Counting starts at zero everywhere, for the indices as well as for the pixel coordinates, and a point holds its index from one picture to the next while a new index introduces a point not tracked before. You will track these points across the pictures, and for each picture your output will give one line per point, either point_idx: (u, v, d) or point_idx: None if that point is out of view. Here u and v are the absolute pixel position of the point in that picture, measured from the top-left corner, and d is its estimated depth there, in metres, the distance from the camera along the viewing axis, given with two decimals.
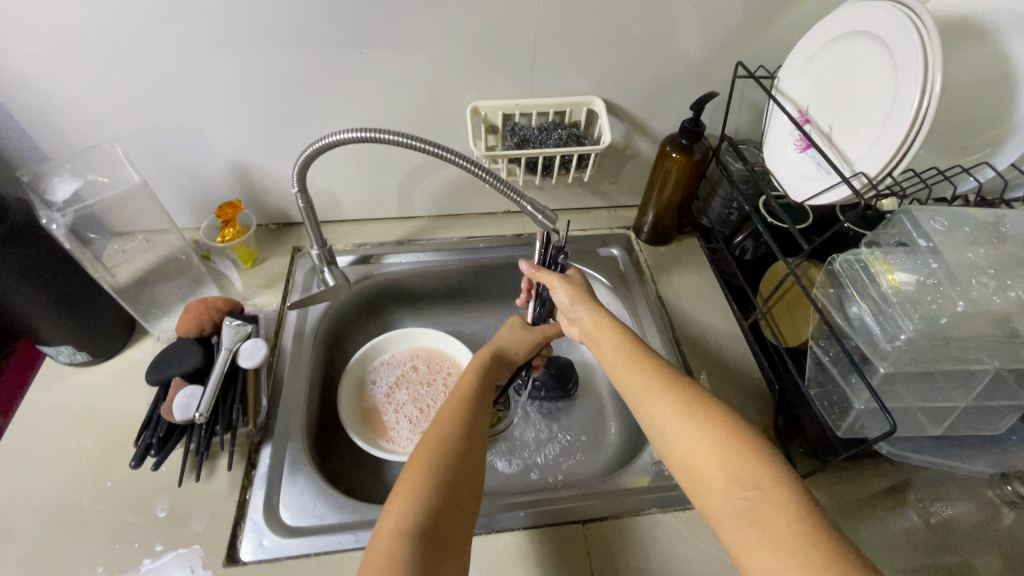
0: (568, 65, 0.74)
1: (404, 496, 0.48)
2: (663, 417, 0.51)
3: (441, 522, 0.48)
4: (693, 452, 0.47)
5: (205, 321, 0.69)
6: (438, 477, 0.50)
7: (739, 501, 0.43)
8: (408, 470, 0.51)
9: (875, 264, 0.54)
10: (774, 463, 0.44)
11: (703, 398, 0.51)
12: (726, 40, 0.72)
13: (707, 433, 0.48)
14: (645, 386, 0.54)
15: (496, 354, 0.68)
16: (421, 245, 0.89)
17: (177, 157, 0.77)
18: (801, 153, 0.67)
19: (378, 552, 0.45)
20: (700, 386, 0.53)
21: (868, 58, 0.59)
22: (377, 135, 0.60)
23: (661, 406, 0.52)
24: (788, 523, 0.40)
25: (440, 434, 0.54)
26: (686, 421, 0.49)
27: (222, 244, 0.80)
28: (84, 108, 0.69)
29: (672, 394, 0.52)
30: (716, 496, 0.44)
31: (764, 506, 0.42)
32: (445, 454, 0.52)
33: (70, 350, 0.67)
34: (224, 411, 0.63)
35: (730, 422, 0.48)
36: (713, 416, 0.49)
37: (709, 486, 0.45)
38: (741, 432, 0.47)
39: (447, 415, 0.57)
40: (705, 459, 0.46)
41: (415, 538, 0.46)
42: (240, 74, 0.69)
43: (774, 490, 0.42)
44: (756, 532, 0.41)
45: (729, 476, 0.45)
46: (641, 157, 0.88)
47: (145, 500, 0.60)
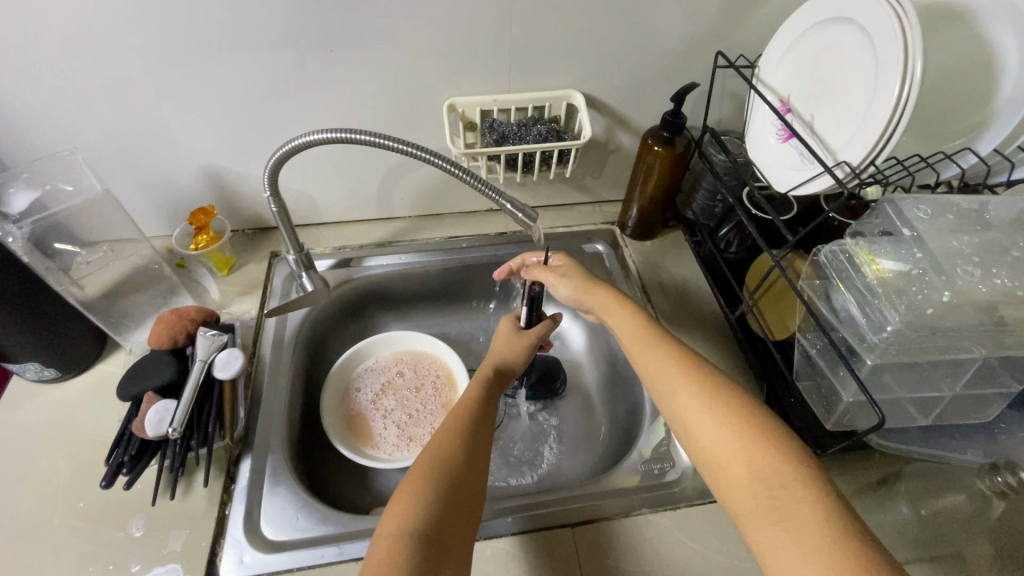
0: (546, 59, 0.72)
1: (411, 499, 0.48)
2: (684, 403, 0.50)
3: (445, 526, 0.47)
4: (717, 448, 0.46)
5: (179, 332, 0.67)
6: (447, 483, 0.50)
7: (763, 500, 0.42)
8: (415, 473, 0.50)
9: (859, 254, 0.53)
10: (798, 463, 0.43)
11: (726, 386, 0.50)
12: (705, 30, 0.71)
13: (729, 425, 0.47)
14: (663, 370, 0.54)
15: (495, 365, 0.65)
16: (402, 246, 0.87)
17: (145, 162, 0.75)
18: (783, 143, 0.66)
19: (382, 553, 0.44)
20: (723, 374, 0.52)
21: (847, 45, 0.58)
22: (349, 136, 0.59)
23: (682, 398, 0.51)
24: (812, 523, 0.39)
25: (449, 439, 0.54)
26: (707, 411, 0.48)
27: (195, 251, 0.78)
28: (43, 114, 0.66)
29: (695, 386, 0.51)
30: (737, 492, 0.44)
31: (786, 504, 0.41)
32: (455, 459, 0.52)
33: (37, 366, 0.65)
34: (199, 425, 0.61)
35: (756, 417, 0.47)
36: (737, 411, 0.48)
37: (731, 481, 0.45)
38: (763, 429, 0.46)
39: (457, 419, 0.57)
40: (727, 452, 0.46)
41: (422, 542, 0.45)
42: (206, 75, 0.67)
43: (798, 491, 0.41)
44: (778, 530, 0.40)
45: (752, 474, 0.44)
46: (624, 151, 0.86)
47: (120, 520, 0.58)
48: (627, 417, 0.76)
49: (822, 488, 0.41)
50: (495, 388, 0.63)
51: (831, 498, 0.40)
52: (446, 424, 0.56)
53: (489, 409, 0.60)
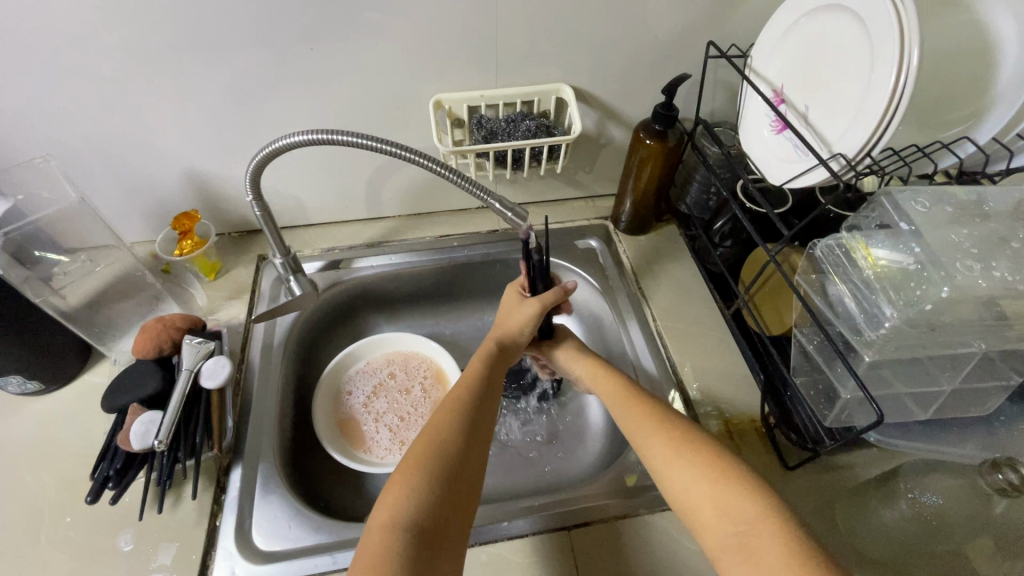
0: (534, 53, 0.70)
1: (404, 493, 0.47)
2: (656, 450, 0.52)
3: (435, 523, 0.46)
4: (688, 489, 0.48)
5: (164, 341, 0.65)
6: (443, 470, 0.49)
7: (732, 537, 0.44)
8: (408, 465, 0.49)
9: (856, 248, 0.53)
10: (764, 495, 0.45)
11: (696, 434, 0.52)
12: (697, 19, 0.69)
13: (699, 467, 0.49)
14: (637, 422, 0.56)
15: (497, 340, 0.64)
16: (392, 246, 0.86)
17: (126, 167, 0.73)
18: (777, 135, 0.64)
19: (372, 547, 0.43)
20: (693, 421, 0.55)
21: (841, 33, 0.56)
22: (330, 137, 0.57)
23: (654, 439, 0.53)
24: (776, 558, 0.41)
25: (448, 426, 0.53)
26: (676, 456, 0.50)
27: (180, 257, 0.76)
28: (15, 120, 0.64)
29: (666, 428, 0.53)
30: (709, 530, 0.46)
31: (753, 539, 0.43)
32: (452, 445, 0.51)
33: (20, 379, 0.63)
34: (186, 436, 0.60)
35: (723, 456, 0.49)
36: (708, 448, 0.50)
37: (703, 521, 0.46)
38: (730, 464, 0.48)
39: (454, 403, 0.55)
40: (697, 494, 0.47)
41: (414, 531, 0.44)
42: (183, 77, 0.65)
43: (764, 523, 0.43)
44: (747, 565, 0.42)
45: (719, 510, 0.46)
46: (615, 144, 0.85)
47: (108, 534, 0.57)
48: None
49: (788, 522, 0.43)
50: (495, 368, 0.61)
51: (797, 532, 0.42)
52: (443, 408, 0.55)
53: (491, 390, 0.59)
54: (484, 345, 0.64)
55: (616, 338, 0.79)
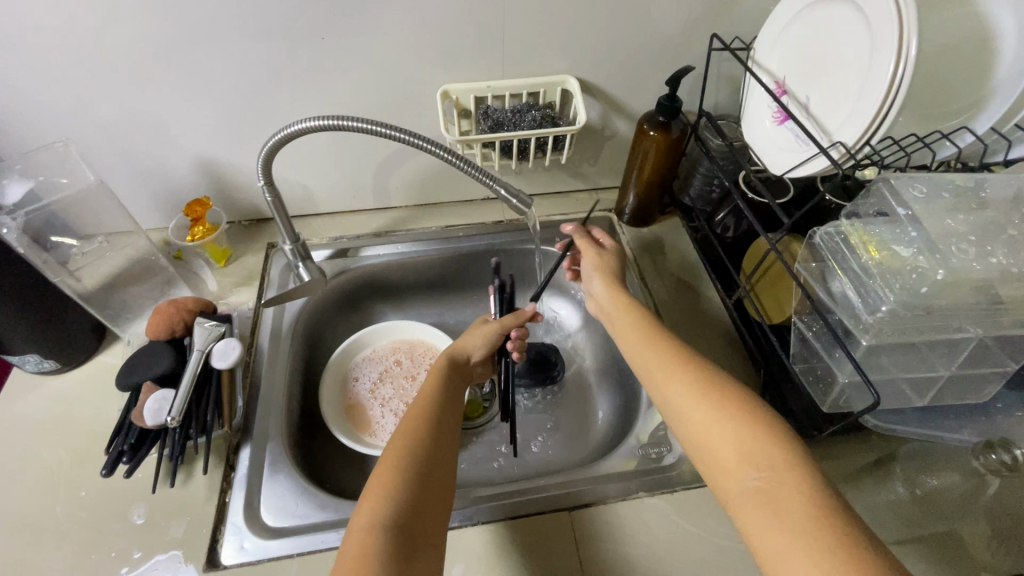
0: (541, 44, 0.72)
1: (382, 490, 0.48)
2: (680, 398, 0.53)
3: (413, 522, 0.47)
4: (708, 437, 0.49)
5: (176, 323, 0.67)
6: (414, 471, 0.50)
7: (751, 482, 0.44)
8: (385, 464, 0.51)
9: (854, 236, 0.54)
10: (785, 443, 0.46)
11: (720, 380, 0.53)
12: (701, 12, 0.70)
13: (721, 415, 0.49)
14: (660, 369, 0.57)
15: (451, 353, 0.66)
16: (398, 235, 0.87)
17: (141, 154, 0.75)
18: (779, 125, 0.65)
19: (353, 545, 0.44)
20: (715, 364, 0.55)
21: (842, 25, 0.57)
22: (340, 123, 0.58)
23: (676, 385, 0.54)
24: (797, 507, 0.41)
25: (415, 430, 0.54)
26: (702, 402, 0.51)
27: (192, 243, 0.78)
28: (35, 106, 0.66)
29: (688, 373, 0.54)
30: (729, 476, 0.46)
31: (774, 485, 0.43)
32: (422, 447, 0.52)
33: (37, 358, 0.65)
34: (198, 414, 0.62)
35: (745, 403, 0.50)
36: (728, 396, 0.51)
37: (723, 467, 0.47)
38: (751, 411, 0.49)
39: (420, 410, 0.57)
40: (720, 441, 0.48)
41: (392, 528, 0.46)
42: (197, 66, 0.66)
43: (787, 470, 0.44)
44: (765, 512, 0.42)
45: (741, 457, 0.46)
46: (620, 136, 0.86)
47: (122, 508, 0.59)
48: (626, 403, 0.76)
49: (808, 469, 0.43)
50: (456, 378, 0.63)
51: (817, 480, 0.43)
52: (411, 413, 0.57)
53: (453, 400, 0.60)
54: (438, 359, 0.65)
55: None
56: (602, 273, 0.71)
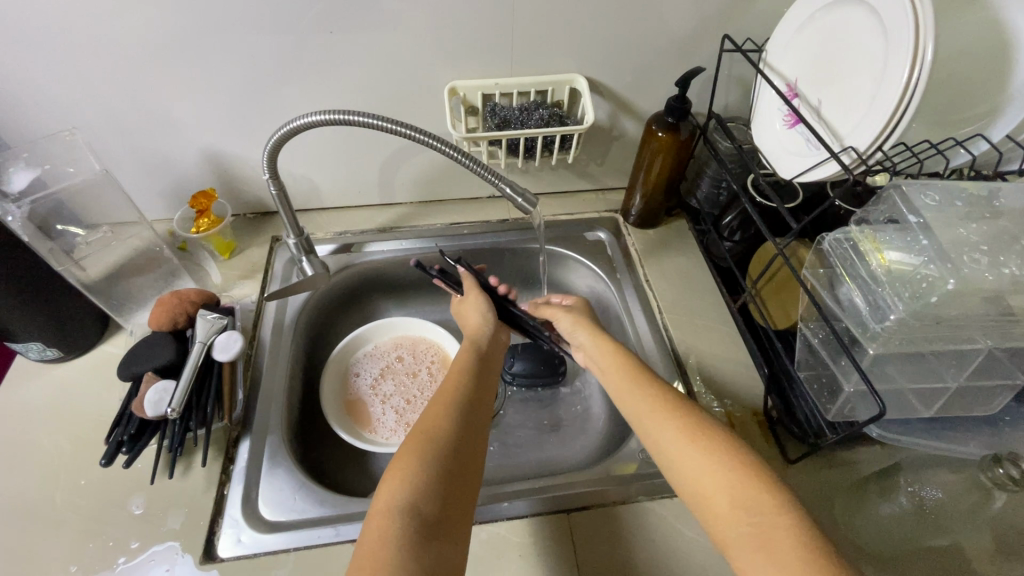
0: (550, 43, 0.71)
1: (403, 476, 0.48)
2: (671, 443, 0.52)
3: (437, 509, 0.47)
4: (701, 480, 0.49)
5: (179, 314, 0.67)
6: (439, 456, 0.50)
7: (744, 527, 0.44)
8: (406, 450, 0.50)
9: (864, 242, 0.53)
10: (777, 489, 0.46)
11: (711, 424, 0.53)
12: (714, 12, 0.70)
13: (713, 458, 0.49)
14: (650, 413, 0.56)
15: (472, 340, 0.68)
16: (403, 232, 0.87)
17: (148, 145, 0.75)
18: (790, 129, 0.65)
19: (373, 531, 0.44)
20: (700, 407, 0.55)
21: (857, 28, 0.57)
22: (347, 117, 0.58)
23: (665, 429, 0.53)
24: (792, 549, 0.41)
25: (438, 417, 0.54)
26: (691, 446, 0.51)
27: (197, 234, 0.78)
28: (45, 94, 0.66)
29: (678, 418, 0.54)
30: (721, 521, 0.46)
31: (767, 531, 0.43)
32: (446, 437, 0.52)
33: (40, 347, 0.65)
34: (198, 406, 0.62)
35: (736, 450, 0.50)
36: (719, 440, 0.51)
37: (716, 511, 0.47)
38: (742, 456, 0.49)
39: (444, 401, 0.57)
40: (712, 486, 0.48)
41: (411, 518, 0.45)
42: (205, 58, 0.66)
43: (779, 516, 0.44)
44: (761, 555, 0.42)
45: (732, 502, 0.46)
46: (628, 137, 0.85)
47: (121, 498, 0.59)
48: None
49: (799, 518, 0.43)
50: (479, 367, 0.64)
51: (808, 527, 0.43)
52: (433, 404, 0.57)
53: (479, 387, 0.61)
54: (463, 349, 0.67)
55: (620, 324, 0.80)
56: (585, 324, 0.70)
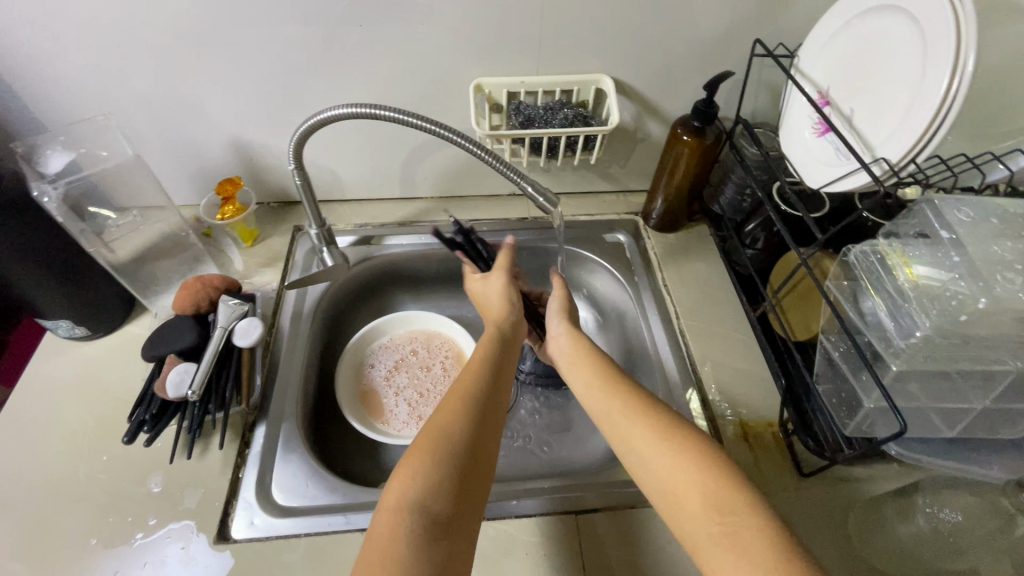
0: (578, 42, 0.71)
1: (415, 474, 0.47)
2: (641, 442, 0.52)
3: (448, 508, 0.46)
4: (671, 480, 0.49)
5: (202, 299, 0.69)
6: (453, 454, 0.49)
7: (715, 527, 0.45)
8: (420, 445, 0.50)
9: (892, 256, 0.52)
10: (751, 492, 0.46)
11: (682, 423, 0.52)
12: (746, 16, 0.68)
13: (684, 459, 0.49)
14: (619, 411, 0.55)
15: (497, 324, 0.64)
16: (422, 226, 0.88)
17: (178, 131, 0.76)
18: (819, 137, 0.63)
19: (382, 530, 0.45)
20: (671, 406, 0.55)
21: (894, 36, 0.55)
22: (373, 111, 0.58)
23: (635, 428, 0.53)
24: (766, 552, 0.42)
25: (455, 410, 0.53)
26: (661, 446, 0.51)
27: (221, 221, 0.79)
28: (81, 79, 0.68)
29: (647, 417, 0.53)
30: (691, 521, 0.46)
31: (740, 532, 0.44)
32: (461, 431, 0.51)
33: (69, 324, 0.67)
34: (217, 389, 0.63)
35: (712, 452, 0.49)
36: (690, 440, 0.51)
37: (686, 512, 0.47)
38: (716, 457, 0.49)
39: (464, 392, 0.55)
40: (682, 485, 0.48)
41: (422, 517, 0.45)
42: (236, 47, 0.67)
43: (753, 518, 0.44)
44: (732, 555, 0.43)
45: (705, 502, 0.46)
46: (652, 139, 0.84)
47: (140, 475, 0.60)
48: None
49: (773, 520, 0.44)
50: (502, 351, 0.61)
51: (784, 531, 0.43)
52: (453, 393, 0.55)
53: (501, 371, 0.59)
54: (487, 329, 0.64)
55: (636, 328, 0.79)
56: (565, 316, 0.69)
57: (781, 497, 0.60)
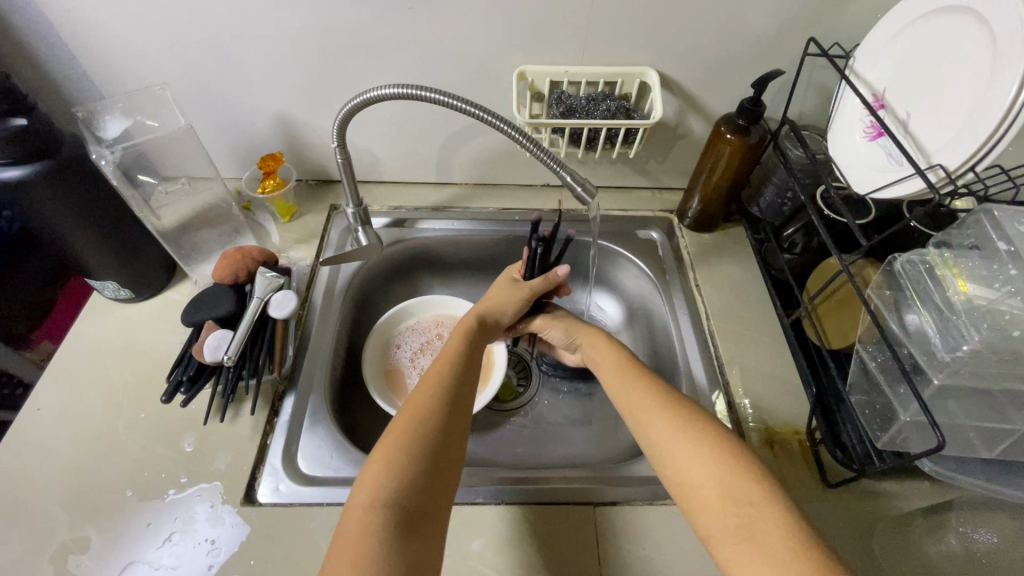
0: (625, 33, 0.70)
1: (385, 468, 0.49)
2: (661, 434, 0.53)
3: (415, 501, 0.47)
4: (689, 473, 0.49)
5: (241, 269, 0.71)
6: (421, 449, 0.50)
7: (733, 518, 0.45)
8: (389, 440, 0.51)
9: (943, 267, 0.51)
10: (766, 483, 0.46)
11: (697, 415, 0.53)
12: (801, 13, 0.67)
13: (699, 451, 0.49)
14: (642, 405, 0.56)
15: (480, 314, 0.67)
16: (455, 212, 0.88)
17: (225, 105, 0.78)
18: (870, 141, 0.62)
19: (354, 522, 0.45)
20: (689, 399, 0.56)
21: (961, 39, 0.53)
22: (418, 93, 0.59)
23: (657, 420, 0.54)
24: (781, 542, 0.42)
25: (425, 406, 0.54)
26: (680, 438, 0.51)
27: (262, 195, 0.81)
28: (139, 49, 0.70)
29: (667, 410, 0.54)
30: (708, 513, 0.46)
31: (755, 522, 0.44)
32: (431, 429, 0.52)
33: (115, 286, 0.70)
34: (252, 357, 0.65)
35: (728, 443, 0.50)
36: (707, 431, 0.51)
37: (703, 505, 0.47)
38: (733, 450, 0.49)
39: (434, 389, 0.56)
40: (699, 477, 0.48)
41: (391, 509, 0.46)
42: (286, 24, 0.68)
43: (766, 509, 0.44)
44: (749, 546, 0.43)
45: (721, 494, 0.46)
46: (692, 136, 0.83)
47: (174, 434, 0.63)
48: None
49: (788, 510, 0.44)
50: (473, 348, 0.63)
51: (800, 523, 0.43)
52: (423, 390, 0.57)
53: (471, 366, 0.61)
54: (466, 320, 0.67)
55: (665, 326, 0.78)
56: (579, 326, 0.72)
57: (804, 505, 0.59)
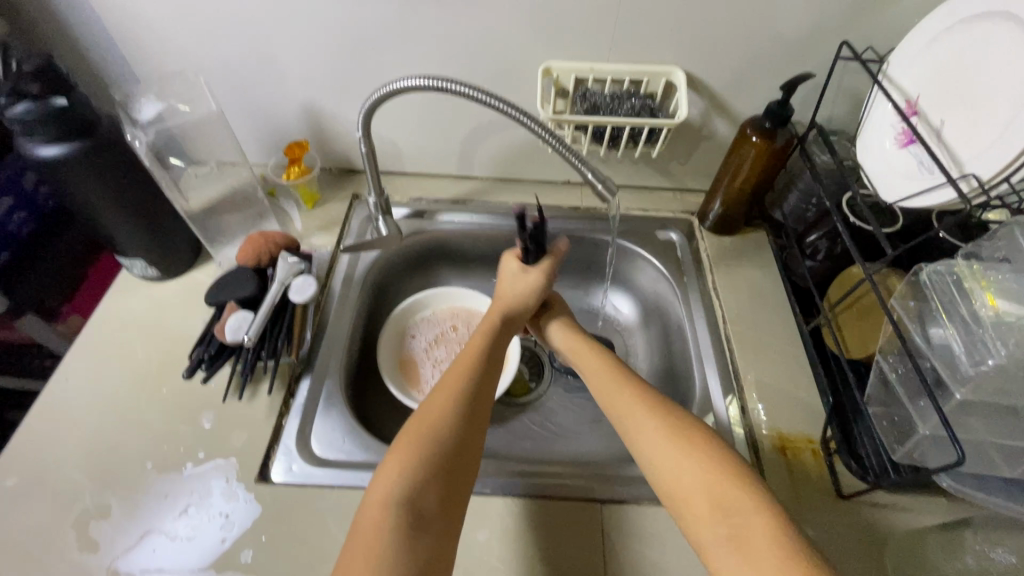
0: (654, 32, 0.69)
1: (401, 469, 0.49)
2: (649, 442, 0.52)
3: (430, 502, 0.48)
4: (680, 481, 0.49)
5: (264, 253, 0.72)
6: (439, 451, 0.50)
7: (723, 529, 0.45)
8: (406, 440, 0.51)
9: (971, 280, 0.50)
10: (760, 496, 0.46)
11: (688, 424, 0.52)
12: (836, 16, 0.65)
13: (689, 461, 0.49)
14: (632, 411, 0.55)
15: (502, 312, 0.66)
16: (475, 206, 0.89)
17: (255, 92, 0.80)
18: (902, 148, 0.60)
19: (370, 521, 0.46)
20: (677, 404, 0.55)
21: (1002, 46, 0.52)
22: (444, 85, 0.59)
23: (646, 426, 0.53)
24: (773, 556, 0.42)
25: (443, 407, 0.54)
26: (671, 446, 0.51)
27: (286, 181, 0.83)
28: (175, 35, 0.72)
29: (656, 416, 0.54)
30: (698, 524, 0.46)
31: (747, 534, 0.44)
32: (449, 430, 0.52)
33: (143, 264, 0.72)
34: (270, 338, 0.67)
35: (722, 454, 0.49)
36: (700, 441, 0.50)
37: (693, 514, 0.47)
38: (729, 460, 0.49)
39: (454, 389, 0.56)
40: (689, 486, 0.48)
41: (407, 510, 0.46)
42: (319, 14, 0.70)
43: (760, 520, 0.44)
44: (740, 558, 0.43)
45: (713, 505, 0.46)
46: (717, 138, 0.82)
47: (193, 410, 0.64)
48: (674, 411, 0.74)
49: (783, 521, 0.44)
50: (494, 347, 0.62)
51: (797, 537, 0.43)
52: (443, 390, 0.56)
53: (491, 366, 0.60)
54: (490, 318, 0.66)
55: (680, 328, 0.78)
56: (568, 327, 0.71)
57: (814, 514, 0.58)
